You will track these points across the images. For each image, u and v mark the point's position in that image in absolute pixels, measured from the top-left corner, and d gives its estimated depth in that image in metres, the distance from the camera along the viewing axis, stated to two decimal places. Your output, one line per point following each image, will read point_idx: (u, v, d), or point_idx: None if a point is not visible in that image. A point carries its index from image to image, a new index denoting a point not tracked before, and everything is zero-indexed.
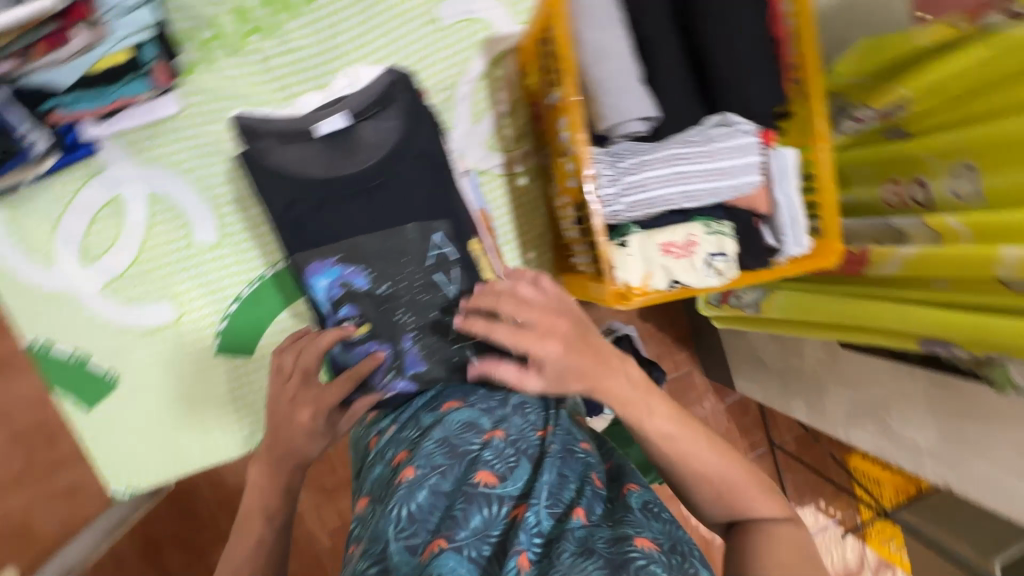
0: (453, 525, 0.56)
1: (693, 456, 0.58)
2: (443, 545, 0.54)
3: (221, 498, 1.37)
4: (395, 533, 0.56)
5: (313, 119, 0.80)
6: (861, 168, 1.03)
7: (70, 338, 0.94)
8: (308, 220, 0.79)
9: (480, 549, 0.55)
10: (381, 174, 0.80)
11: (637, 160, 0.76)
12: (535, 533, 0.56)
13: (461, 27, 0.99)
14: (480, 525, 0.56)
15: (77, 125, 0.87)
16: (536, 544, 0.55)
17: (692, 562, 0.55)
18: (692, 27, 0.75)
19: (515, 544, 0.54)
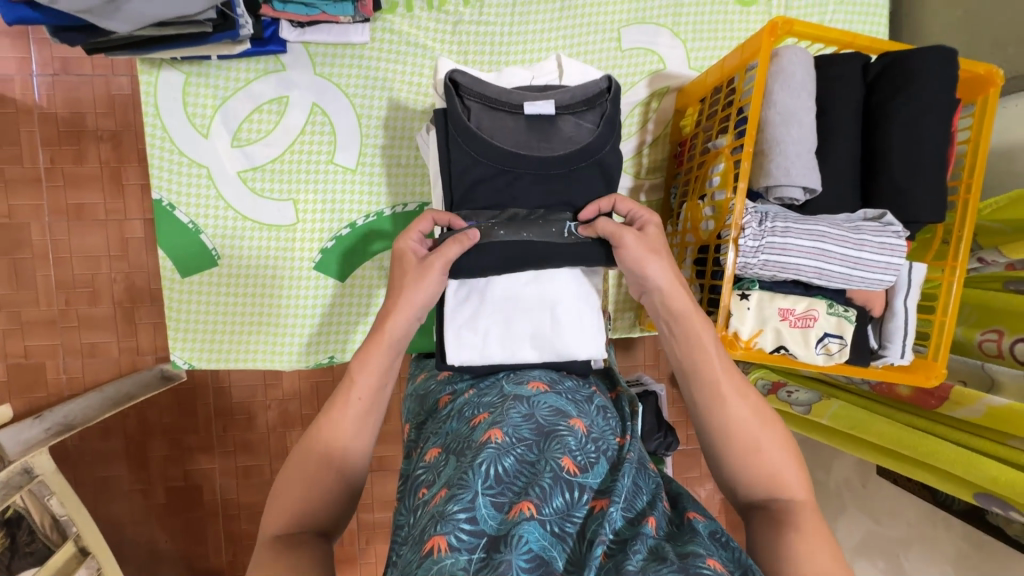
0: (540, 496, 0.53)
1: (738, 419, 0.64)
2: (531, 512, 0.52)
3: (221, 408, 1.40)
4: (482, 488, 0.54)
5: (524, 95, 0.79)
6: (966, 308, 1.04)
7: (192, 206, 0.98)
8: (482, 186, 0.78)
9: (562, 529, 0.53)
10: (563, 169, 0.79)
11: (784, 225, 0.77)
12: (612, 528, 0.53)
13: (637, 55, 1.05)
14: (563, 507, 0.54)
15: (278, 23, 0.93)
16: (611, 539, 0.53)
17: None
18: (875, 123, 0.79)
19: (598, 532, 0.52)
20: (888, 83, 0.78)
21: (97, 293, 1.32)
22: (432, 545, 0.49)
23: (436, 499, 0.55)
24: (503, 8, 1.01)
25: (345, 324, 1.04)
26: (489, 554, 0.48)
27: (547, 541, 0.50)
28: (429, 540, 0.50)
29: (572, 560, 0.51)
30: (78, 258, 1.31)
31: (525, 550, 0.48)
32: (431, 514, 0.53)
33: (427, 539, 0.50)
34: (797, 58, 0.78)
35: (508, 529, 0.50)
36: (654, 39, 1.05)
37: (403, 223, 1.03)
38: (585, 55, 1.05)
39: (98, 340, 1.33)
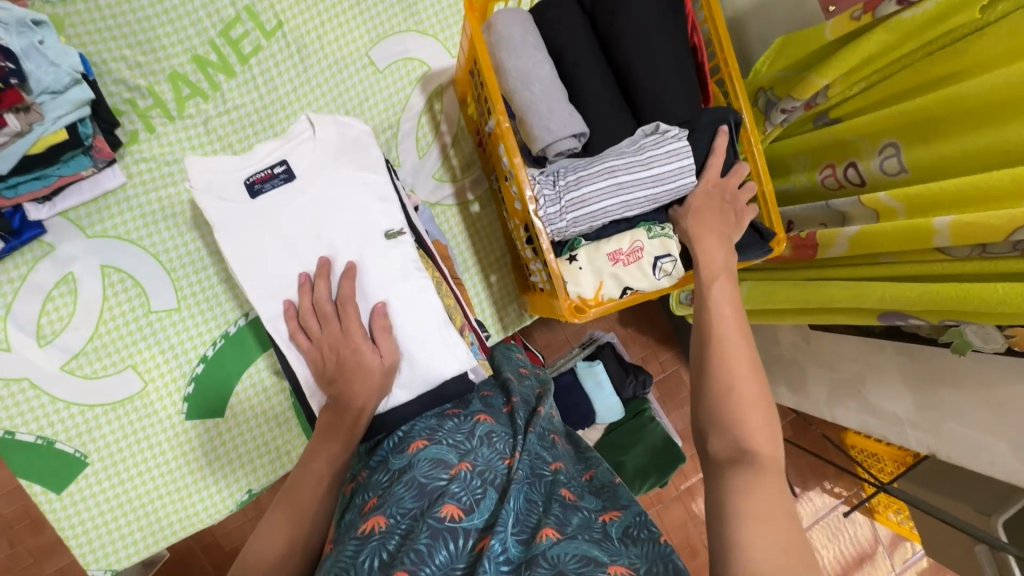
0: (416, 560, 0.54)
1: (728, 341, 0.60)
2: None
3: (220, 561, 1.33)
4: None
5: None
6: (797, 157, 1.07)
7: (33, 423, 0.91)
8: None
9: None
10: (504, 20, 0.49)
11: (574, 176, 0.77)
12: (501, 558, 0.54)
13: (397, 67, 1.04)
14: (446, 560, 0.55)
15: (21, 207, 0.88)
16: (503, 572, 0.54)
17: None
18: (609, 45, 0.80)
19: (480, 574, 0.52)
20: (604, 6, 0.78)
21: (40, 520, 1.24)
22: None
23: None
24: (243, 87, 0.98)
25: (246, 452, 0.99)
26: None
27: None
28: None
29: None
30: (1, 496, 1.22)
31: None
32: None
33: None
34: (511, 19, 0.77)
35: None
36: (405, 47, 1.04)
37: (252, 331, 0.99)
38: (349, 93, 1.02)
39: (66, 561, 1.26)
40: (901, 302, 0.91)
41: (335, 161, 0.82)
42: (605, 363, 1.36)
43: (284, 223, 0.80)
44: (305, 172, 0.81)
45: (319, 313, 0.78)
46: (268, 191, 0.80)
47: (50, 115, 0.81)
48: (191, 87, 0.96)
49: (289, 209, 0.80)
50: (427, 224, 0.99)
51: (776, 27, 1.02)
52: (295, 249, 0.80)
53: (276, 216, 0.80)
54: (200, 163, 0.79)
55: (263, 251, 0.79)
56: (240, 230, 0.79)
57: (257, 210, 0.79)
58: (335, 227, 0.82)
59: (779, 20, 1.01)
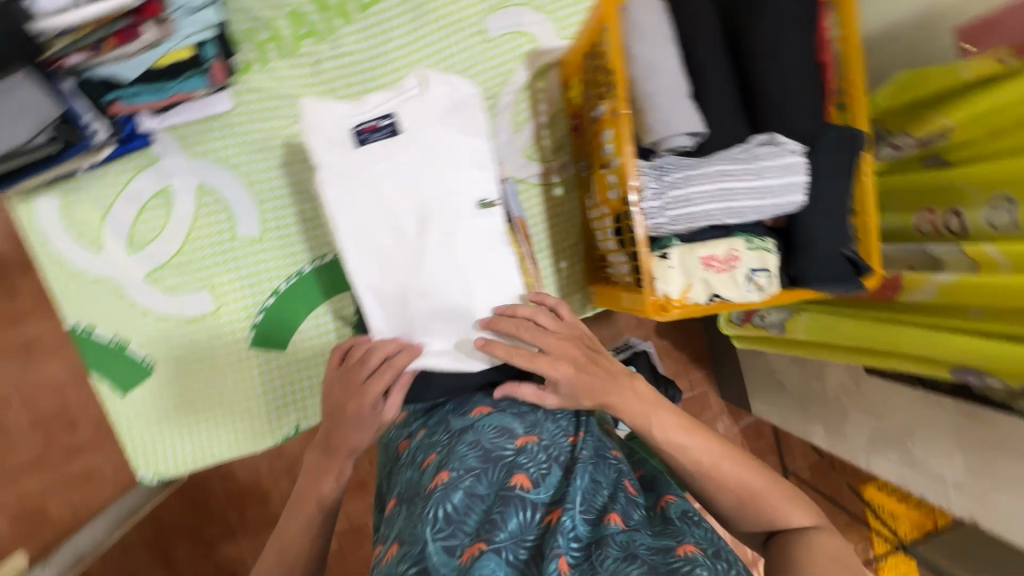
0: (491, 528, 0.53)
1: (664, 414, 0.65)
2: (485, 548, 0.52)
3: (233, 491, 1.40)
4: (433, 535, 0.54)
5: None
6: (893, 196, 1.04)
7: (111, 324, 0.95)
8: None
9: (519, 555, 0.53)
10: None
11: (683, 174, 0.76)
12: (573, 536, 0.54)
13: (508, 40, 1.03)
14: (519, 529, 0.54)
15: (135, 116, 0.90)
16: (574, 548, 0.53)
17: (735, 565, 0.51)
18: (741, 46, 0.78)
19: (555, 547, 0.51)
20: (743, 6, 0.77)
21: (75, 420, 1.31)
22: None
23: (391, 554, 0.56)
24: (359, 34, 0.98)
25: (299, 389, 1.02)
26: None
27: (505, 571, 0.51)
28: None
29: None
30: (45, 393, 1.29)
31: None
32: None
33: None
34: (646, 6, 0.76)
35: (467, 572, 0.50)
36: (519, 20, 1.03)
37: (326, 274, 1.01)
38: (457, 57, 1.02)
39: (91, 464, 1.32)
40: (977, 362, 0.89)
41: (444, 121, 0.78)
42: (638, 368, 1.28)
43: (382, 180, 0.76)
44: (411, 128, 0.77)
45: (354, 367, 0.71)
46: (372, 142, 0.77)
47: (182, 32, 0.85)
48: (309, 26, 0.96)
49: (387, 165, 0.77)
50: (513, 200, 0.99)
51: (903, 59, 0.98)
52: (382, 206, 0.76)
53: (374, 171, 0.76)
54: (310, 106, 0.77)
55: (353, 204, 0.76)
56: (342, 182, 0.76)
57: (358, 159, 0.77)
58: (433, 187, 0.77)
59: (908, 52, 0.97)
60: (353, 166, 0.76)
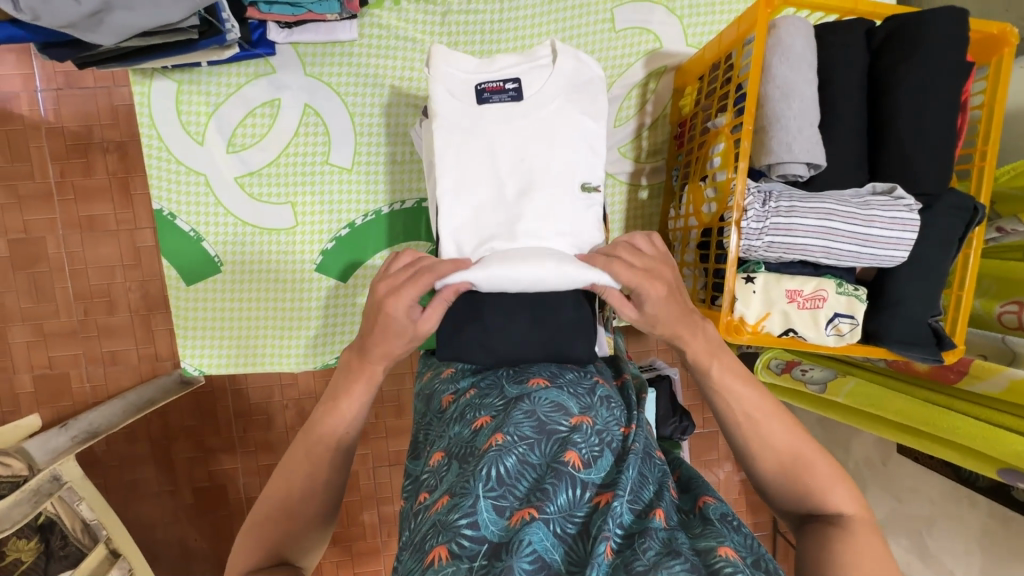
0: (544, 497, 0.52)
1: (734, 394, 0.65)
2: (535, 516, 0.50)
3: (241, 410, 1.42)
4: (484, 491, 0.53)
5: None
6: (984, 280, 1.00)
7: (194, 217, 0.98)
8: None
9: (564, 531, 0.51)
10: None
11: (789, 204, 0.75)
12: (618, 523, 0.51)
13: (632, 34, 1.02)
14: (568, 506, 0.53)
15: (265, 25, 0.92)
16: (617, 535, 0.51)
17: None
18: (882, 89, 0.76)
19: (604, 530, 0.49)
20: (896, 48, 0.74)
21: (114, 302, 1.34)
22: (434, 556, 0.49)
23: (438, 504, 0.55)
24: None
25: (349, 321, 1.03)
26: (491, 561, 0.47)
27: (549, 543, 0.49)
28: (432, 550, 0.50)
29: (577, 557, 0.49)
30: (94, 269, 1.33)
31: (528, 552, 0.47)
32: (433, 522, 0.53)
33: (429, 548, 0.50)
34: (796, 28, 0.75)
35: (512, 534, 0.49)
36: (648, 17, 1.02)
37: (403, 219, 1.03)
38: (579, 39, 1.02)
39: (118, 348, 1.36)
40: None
41: (567, 95, 0.80)
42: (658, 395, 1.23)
43: (495, 141, 0.78)
44: (535, 96, 0.79)
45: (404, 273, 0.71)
46: (493, 102, 0.79)
47: None
48: None
49: (504, 128, 0.78)
50: None
51: None
52: (489, 160, 0.78)
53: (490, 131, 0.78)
54: (441, 52, 0.79)
55: (461, 155, 0.78)
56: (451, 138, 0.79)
57: (477, 113, 0.78)
58: (543, 158, 0.79)
59: None
60: (471, 120, 0.78)
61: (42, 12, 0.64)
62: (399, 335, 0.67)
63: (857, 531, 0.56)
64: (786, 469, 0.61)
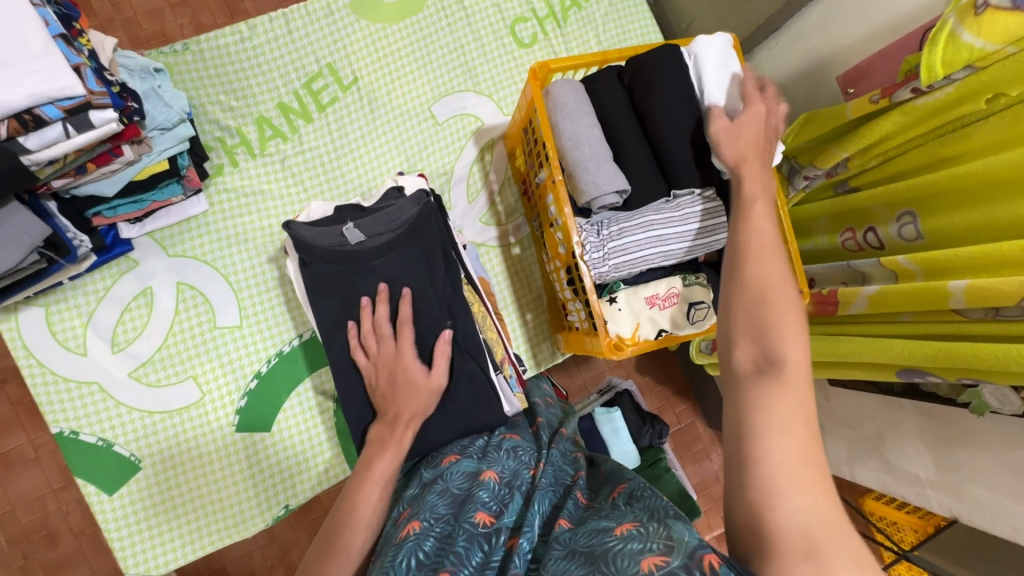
0: (455, 561, 0.54)
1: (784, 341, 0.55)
2: None
3: None
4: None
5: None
6: (819, 220, 1.14)
7: (96, 426, 0.97)
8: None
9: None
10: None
11: (618, 227, 0.86)
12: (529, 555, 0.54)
13: (455, 121, 1.15)
14: (482, 561, 0.55)
15: (115, 226, 0.98)
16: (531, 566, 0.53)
17: (667, 523, 0.52)
18: (645, 113, 0.88)
19: (511, 567, 0.52)
20: (643, 80, 0.88)
21: (55, 533, 1.26)
22: None
23: None
24: (320, 131, 1.09)
25: (287, 466, 1.03)
26: None
27: None
28: None
29: None
30: (22, 506, 1.24)
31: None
32: None
33: None
34: (565, 88, 0.88)
35: None
36: (463, 104, 1.16)
37: (307, 351, 1.06)
38: (411, 140, 1.13)
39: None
40: (918, 360, 0.95)
41: None
42: (623, 411, 1.30)
43: (368, 285, 0.87)
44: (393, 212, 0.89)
45: (378, 333, 0.84)
46: None
47: (157, 148, 0.91)
48: (274, 128, 1.08)
49: (383, 264, 0.87)
50: (472, 263, 1.06)
51: (799, 105, 1.13)
52: (360, 302, 0.87)
53: (361, 277, 0.87)
54: (299, 228, 0.88)
55: (340, 301, 0.88)
56: (329, 224, 0.91)
57: None
58: (426, 246, 0.89)
59: (804, 99, 1.11)
60: (346, 273, 0.87)
61: None
62: None
63: None
64: None
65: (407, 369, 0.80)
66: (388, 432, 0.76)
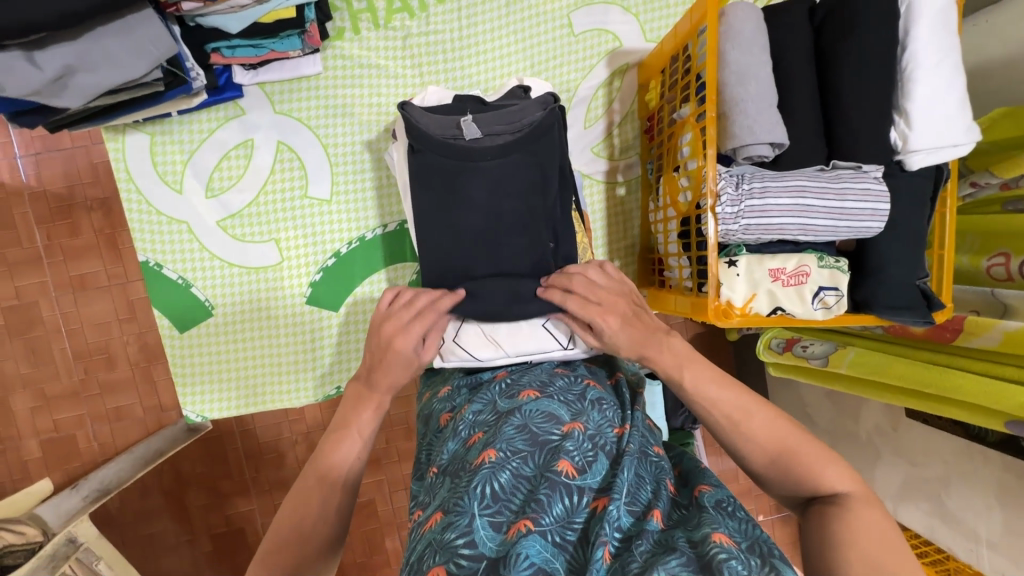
0: (538, 507, 0.52)
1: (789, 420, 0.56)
2: (531, 527, 0.50)
3: (253, 450, 1.36)
4: (480, 509, 0.53)
5: None
6: (967, 236, 1.00)
7: (179, 264, 0.99)
8: None
9: (564, 539, 0.51)
10: None
11: (761, 185, 0.76)
12: (616, 527, 0.52)
13: (591, 36, 1.04)
14: (564, 514, 0.53)
15: (230, 68, 0.94)
16: (616, 538, 0.51)
17: (773, 563, 0.48)
18: (830, 65, 0.77)
19: (601, 535, 0.50)
20: (838, 22, 0.75)
21: (113, 358, 1.31)
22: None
23: (432, 524, 0.54)
24: (449, 14, 1.00)
25: (346, 352, 1.04)
26: None
27: (548, 553, 0.49)
28: (430, 570, 0.49)
29: (577, 565, 0.50)
30: (89, 327, 1.30)
31: (527, 565, 0.47)
32: (430, 542, 0.52)
33: (428, 569, 0.49)
34: (745, 14, 0.76)
35: (509, 547, 0.49)
36: (605, 18, 1.04)
37: (387, 242, 1.03)
38: (541, 47, 1.04)
39: (123, 403, 1.32)
40: None
41: None
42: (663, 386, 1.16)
43: (470, 185, 0.81)
44: (519, 112, 0.83)
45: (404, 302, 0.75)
46: None
47: None
48: (402, 1, 0.99)
49: (494, 166, 0.81)
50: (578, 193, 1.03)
51: (991, 99, 0.96)
52: (464, 200, 0.82)
53: (467, 176, 0.82)
54: (415, 110, 0.83)
55: (439, 195, 0.82)
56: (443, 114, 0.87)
57: None
58: (541, 156, 0.82)
59: (1001, 93, 0.95)
60: (453, 170, 0.81)
61: (6, 82, 0.66)
62: (384, 353, 0.66)
63: (864, 510, 0.51)
64: (775, 463, 0.57)
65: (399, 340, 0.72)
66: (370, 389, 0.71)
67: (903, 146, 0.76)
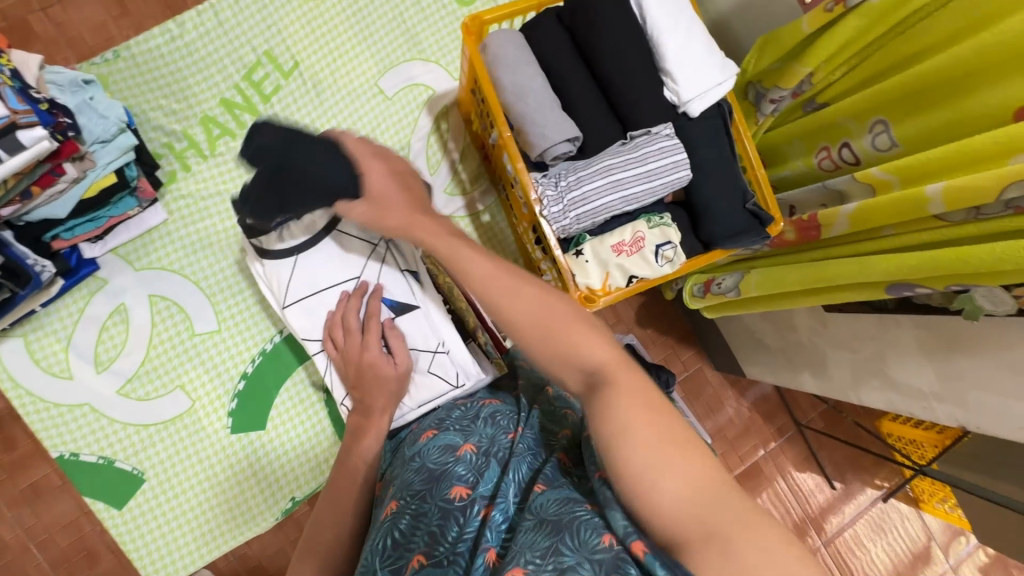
0: (429, 541, 0.57)
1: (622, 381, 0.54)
2: (423, 562, 0.55)
3: None
4: (382, 564, 0.58)
5: None
6: (793, 142, 1.08)
7: (94, 446, 0.99)
8: None
9: (455, 555, 0.55)
10: None
11: (575, 176, 0.82)
12: (500, 527, 0.55)
13: (404, 94, 1.11)
14: (457, 535, 0.57)
15: (77, 247, 0.97)
16: (503, 537, 0.55)
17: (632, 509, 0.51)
18: (591, 56, 0.86)
19: (482, 541, 0.54)
20: (581, 21, 0.84)
21: None
22: None
23: None
24: None
25: (286, 462, 1.05)
26: None
27: None
28: None
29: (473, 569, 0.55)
30: None
31: None
32: None
33: None
34: (502, 39, 0.84)
35: None
36: (411, 74, 1.12)
37: (290, 344, 1.05)
38: (362, 120, 1.10)
39: None
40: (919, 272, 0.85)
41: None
42: (624, 363, 1.28)
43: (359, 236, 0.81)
44: None
45: (346, 325, 0.86)
46: None
47: (102, 162, 0.90)
48: (220, 127, 1.05)
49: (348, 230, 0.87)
50: None
51: (760, 26, 1.07)
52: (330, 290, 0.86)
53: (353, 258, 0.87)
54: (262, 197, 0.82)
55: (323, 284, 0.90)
56: (311, 243, 0.87)
57: None
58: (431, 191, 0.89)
59: (764, 19, 1.05)
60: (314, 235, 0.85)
61: None
62: None
63: None
64: None
65: (374, 365, 0.81)
66: (364, 419, 0.79)
67: (679, 100, 0.84)
